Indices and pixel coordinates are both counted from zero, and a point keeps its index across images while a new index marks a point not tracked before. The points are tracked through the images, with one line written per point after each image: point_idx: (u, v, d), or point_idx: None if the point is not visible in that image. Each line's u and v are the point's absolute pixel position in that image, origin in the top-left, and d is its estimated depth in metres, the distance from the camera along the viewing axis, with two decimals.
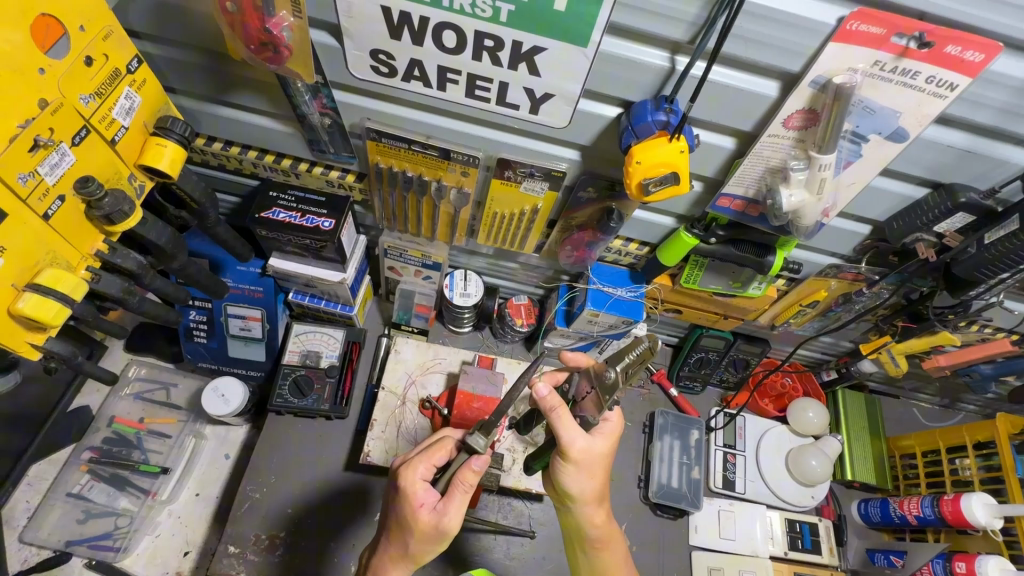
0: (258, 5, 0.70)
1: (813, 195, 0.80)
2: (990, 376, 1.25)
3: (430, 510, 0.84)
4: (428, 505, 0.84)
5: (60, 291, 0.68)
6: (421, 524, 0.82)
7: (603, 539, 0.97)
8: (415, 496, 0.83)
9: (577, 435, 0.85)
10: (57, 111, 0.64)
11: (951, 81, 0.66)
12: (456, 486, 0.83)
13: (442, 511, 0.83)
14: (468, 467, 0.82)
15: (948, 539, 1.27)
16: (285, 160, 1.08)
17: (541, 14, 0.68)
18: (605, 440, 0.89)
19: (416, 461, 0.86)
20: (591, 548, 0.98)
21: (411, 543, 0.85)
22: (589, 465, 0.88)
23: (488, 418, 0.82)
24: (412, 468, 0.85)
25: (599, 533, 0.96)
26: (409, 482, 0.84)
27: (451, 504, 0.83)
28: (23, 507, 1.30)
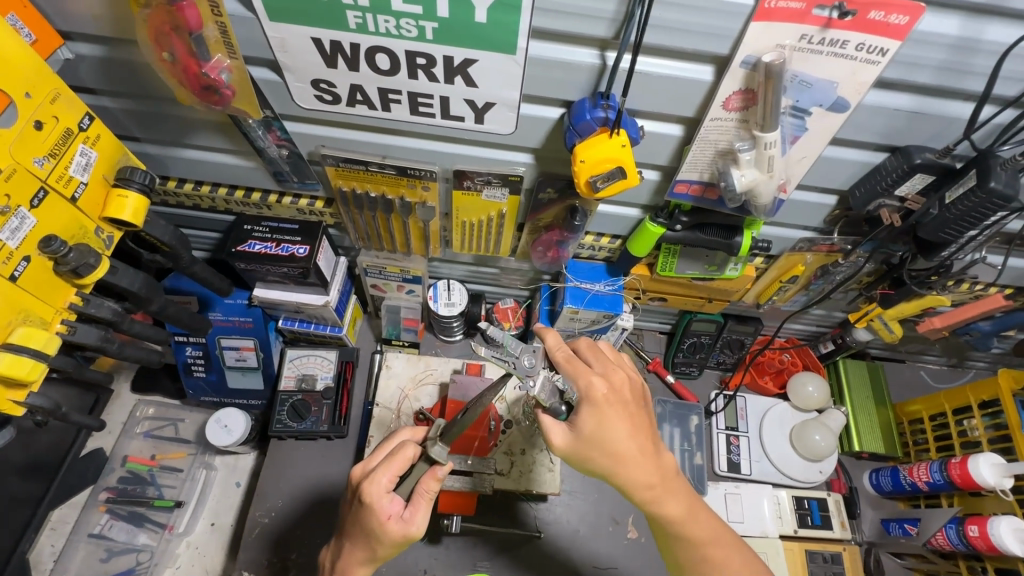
0: (193, 52, 0.73)
1: (760, 181, 0.80)
2: (990, 333, 1.22)
3: (398, 520, 0.86)
4: (395, 515, 0.86)
5: (33, 347, 0.71)
6: (390, 534, 0.85)
7: (660, 502, 0.87)
8: (381, 509, 0.85)
9: (556, 429, 0.85)
10: (11, 177, 0.67)
11: (882, 46, 0.65)
12: (420, 495, 0.87)
13: (409, 519, 0.85)
14: (432, 476, 0.87)
15: (962, 502, 1.24)
16: (254, 194, 1.11)
17: (463, 28, 0.69)
18: (586, 417, 0.83)
19: (378, 474, 0.86)
20: (670, 535, 0.90)
21: (379, 549, 0.87)
22: (585, 450, 0.83)
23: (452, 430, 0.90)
24: (375, 481, 0.86)
25: (653, 500, 0.87)
26: (374, 495, 0.85)
27: (417, 512, 0.86)
28: (49, 551, 1.35)
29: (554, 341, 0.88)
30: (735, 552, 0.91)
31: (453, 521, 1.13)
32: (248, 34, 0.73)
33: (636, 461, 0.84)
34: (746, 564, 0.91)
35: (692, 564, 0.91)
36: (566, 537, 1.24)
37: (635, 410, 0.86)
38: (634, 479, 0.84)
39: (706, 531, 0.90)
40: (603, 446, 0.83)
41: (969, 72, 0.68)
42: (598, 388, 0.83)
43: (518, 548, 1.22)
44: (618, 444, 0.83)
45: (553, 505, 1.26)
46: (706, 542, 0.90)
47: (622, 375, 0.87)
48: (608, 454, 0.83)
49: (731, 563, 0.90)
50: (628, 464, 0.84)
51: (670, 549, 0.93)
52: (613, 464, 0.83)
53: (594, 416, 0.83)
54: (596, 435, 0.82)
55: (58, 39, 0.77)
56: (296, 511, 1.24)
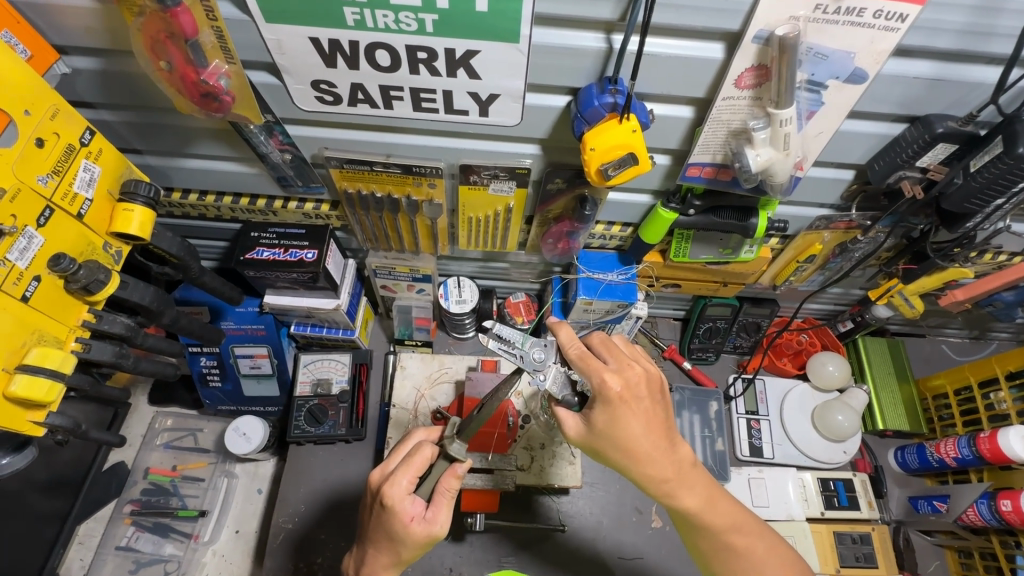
0: (190, 58, 0.72)
1: (779, 155, 0.77)
2: (1015, 303, 1.18)
3: (421, 521, 0.85)
4: (418, 516, 0.86)
5: (49, 368, 0.71)
6: (414, 536, 0.84)
7: (676, 495, 0.86)
8: (403, 511, 0.84)
9: (570, 420, 0.86)
10: (15, 197, 0.66)
11: (902, 12, 0.62)
12: (441, 495, 0.86)
13: (431, 519, 0.85)
14: (452, 474, 0.86)
15: (992, 476, 1.23)
16: (259, 200, 1.10)
17: (464, 19, 0.67)
18: (598, 413, 0.82)
19: (398, 476, 0.86)
20: (692, 526, 0.89)
21: (404, 552, 0.87)
22: (597, 443, 0.83)
23: (468, 427, 0.89)
24: (396, 484, 0.85)
25: (667, 492, 0.86)
26: (396, 498, 0.85)
27: (439, 512, 0.86)
28: (78, 565, 1.36)
29: (567, 335, 0.84)
30: (758, 540, 0.89)
31: (477, 519, 1.13)
32: (244, 37, 0.72)
33: (650, 455, 0.82)
34: (768, 551, 0.89)
35: (714, 552, 0.90)
36: (590, 529, 1.23)
37: (651, 405, 0.83)
38: (648, 472, 0.84)
39: (727, 518, 0.89)
40: (615, 442, 0.82)
41: (994, 35, 0.65)
42: (612, 389, 0.80)
43: (542, 541, 1.21)
44: (631, 441, 0.81)
45: (575, 498, 1.26)
46: (727, 530, 0.88)
47: (639, 370, 0.82)
48: (621, 449, 0.82)
49: (753, 549, 0.89)
50: (642, 459, 0.83)
51: (692, 538, 0.92)
52: (625, 460, 0.83)
53: (607, 413, 0.81)
54: (607, 431, 0.82)
55: (53, 53, 0.75)
56: (318, 517, 1.24)
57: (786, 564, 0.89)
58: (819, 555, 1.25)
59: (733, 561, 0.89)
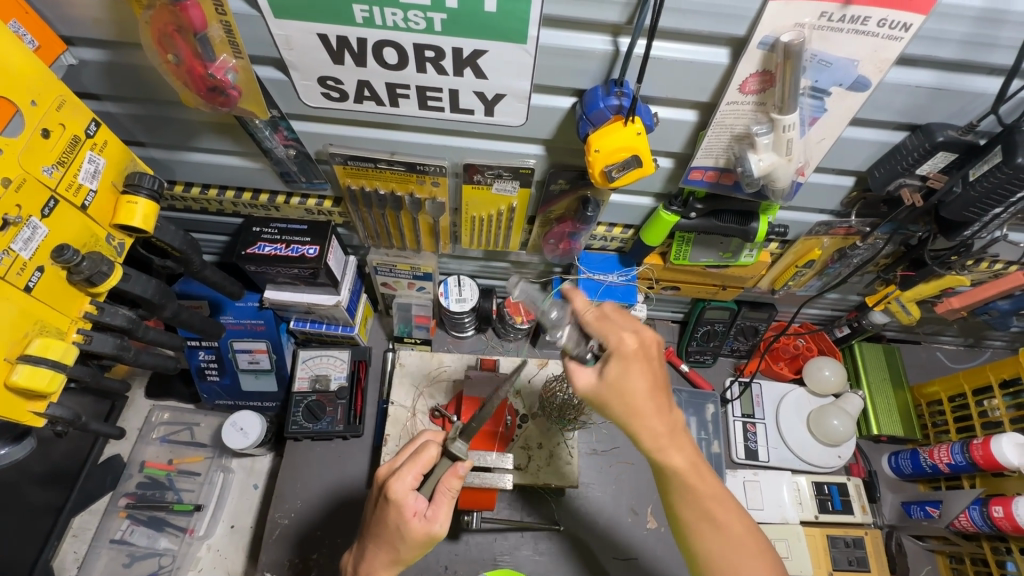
0: (198, 52, 0.72)
1: (780, 161, 0.78)
2: (1010, 312, 1.20)
3: (421, 517, 0.86)
4: (419, 513, 0.87)
5: (51, 358, 0.71)
6: (413, 533, 0.86)
7: (667, 452, 0.83)
8: (406, 506, 0.85)
9: (581, 373, 0.85)
10: (21, 187, 0.66)
11: (906, 21, 0.63)
12: (442, 494, 0.87)
13: (431, 518, 0.86)
14: (453, 474, 0.86)
15: (983, 483, 1.23)
16: (262, 196, 1.10)
17: (471, 18, 0.67)
18: (612, 367, 0.82)
19: (403, 471, 0.86)
20: (676, 493, 0.86)
21: (404, 550, 0.88)
22: (604, 397, 0.82)
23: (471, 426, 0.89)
24: (401, 478, 0.86)
25: (661, 448, 0.83)
26: (401, 493, 0.85)
27: (440, 511, 0.87)
28: (72, 557, 1.35)
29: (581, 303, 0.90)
30: (737, 518, 0.85)
31: (473, 516, 1.13)
32: (253, 32, 0.72)
33: (652, 412, 0.82)
34: (745, 535, 0.85)
35: (691, 520, 0.86)
36: (586, 529, 1.24)
37: (659, 366, 0.84)
38: (646, 429, 0.82)
39: (710, 489, 0.85)
40: (626, 394, 0.81)
41: (996, 46, 0.66)
42: (632, 345, 0.82)
43: (538, 541, 1.21)
44: (638, 395, 0.81)
45: (572, 498, 1.26)
46: (707, 499, 0.85)
47: (649, 333, 0.86)
48: (627, 403, 0.81)
49: (728, 525, 0.85)
50: (644, 413, 0.82)
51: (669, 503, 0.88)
52: (630, 417, 0.82)
53: (620, 367, 0.81)
54: (619, 384, 0.81)
55: (60, 44, 0.75)
56: (316, 512, 1.24)
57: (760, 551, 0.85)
58: (813, 558, 1.26)
59: (705, 534, 0.86)
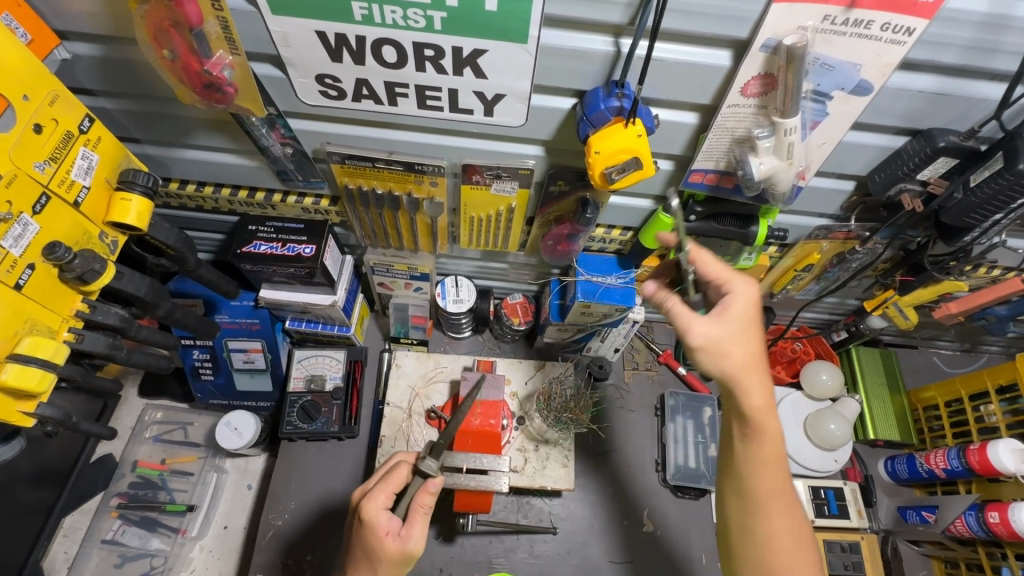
0: (194, 48, 0.71)
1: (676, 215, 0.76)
2: (1007, 318, 1.19)
3: (395, 537, 0.85)
4: (393, 532, 0.85)
5: (41, 358, 0.70)
6: (388, 552, 0.84)
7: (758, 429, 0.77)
8: (379, 526, 0.84)
9: (696, 323, 0.77)
10: (11, 183, 0.65)
11: (909, 26, 0.62)
12: (416, 511, 0.86)
13: (406, 536, 0.85)
14: (425, 491, 0.86)
15: (980, 489, 1.23)
16: (258, 194, 1.09)
17: (471, 16, 0.66)
18: (736, 311, 0.77)
19: (375, 491, 0.87)
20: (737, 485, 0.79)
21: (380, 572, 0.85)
22: (719, 341, 0.75)
23: (438, 442, 0.89)
24: (372, 499, 0.87)
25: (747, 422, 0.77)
26: (372, 513, 0.85)
27: (414, 528, 0.85)
28: (62, 557, 1.34)
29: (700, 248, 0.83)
30: (793, 519, 0.77)
31: (468, 519, 1.13)
32: (250, 28, 0.71)
33: (756, 376, 0.76)
34: (800, 546, 0.76)
35: (737, 504, 0.79)
36: (582, 532, 1.23)
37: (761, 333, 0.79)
38: (748, 389, 0.75)
39: (777, 485, 0.77)
40: (738, 343, 0.76)
41: (998, 51, 0.66)
42: (747, 291, 0.78)
43: (533, 544, 1.21)
44: (750, 348, 0.76)
45: (568, 500, 1.26)
46: (768, 505, 0.77)
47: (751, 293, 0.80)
48: (734, 361, 0.75)
49: (780, 520, 0.77)
50: (751, 380, 0.75)
51: (725, 479, 0.82)
52: (733, 367, 0.75)
53: (743, 316, 0.77)
54: (733, 331, 0.76)
55: (54, 38, 0.74)
56: (309, 515, 1.23)
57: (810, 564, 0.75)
58: None
59: (753, 519, 0.77)
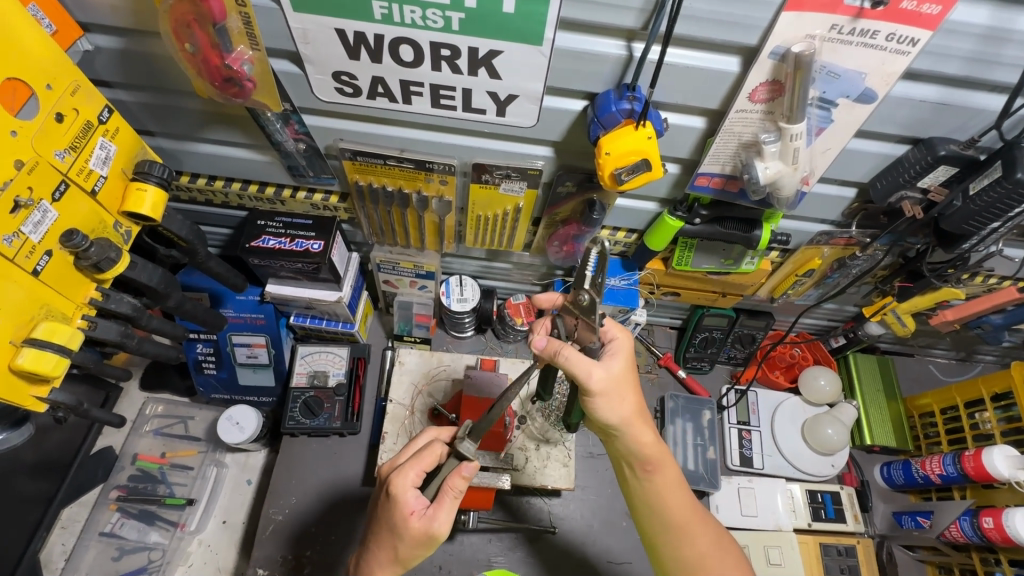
0: (215, 43, 0.73)
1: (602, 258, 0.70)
2: (1002, 326, 1.21)
3: (420, 516, 0.86)
4: (418, 512, 0.87)
5: (57, 343, 0.70)
6: (412, 531, 0.85)
7: (659, 471, 0.89)
8: (405, 503, 0.86)
9: (597, 370, 0.79)
10: (33, 170, 0.66)
11: (913, 37, 0.64)
12: (445, 493, 0.86)
13: (431, 516, 0.86)
14: (457, 474, 0.85)
15: (974, 494, 1.25)
16: (268, 189, 1.10)
17: (489, 17, 0.68)
18: (623, 357, 0.83)
19: (406, 467, 0.88)
20: (650, 514, 0.91)
21: (402, 549, 0.87)
22: (615, 389, 0.81)
23: (479, 425, 0.87)
24: (403, 475, 0.88)
25: (652, 468, 0.88)
26: (400, 488, 0.87)
27: (440, 511, 0.86)
28: (59, 550, 1.33)
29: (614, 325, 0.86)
30: (709, 535, 0.91)
31: (469, 516, 1.14)
32: (271, 24, 0.73)
33: (642, 422, 0.86)
34: (722, 552, 0.91)
35: (665, 536, 0.91)
36: (580, 532, 1.24)
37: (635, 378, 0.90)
38: (638, 433, 0.86)
39: (685, 510, 0.90)
40: (627, 391, 0.83)
41: (998, 63, 0.68)
42: (626, 337, 0.84)
43: (532, 543, 1.21)
44: (636, 394, 0.85)
45: (566, 501, 1.26)
46: (681, 520, 0.90)
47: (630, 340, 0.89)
48: (623, 404, 0.83)
49: (701, 540, 0.90)
50: (638, 423, 0.85)
51: (644, 518, 0.93)
52: (627, 414, 0.83)
53: (627, 362, 0.84)
54: (626, 376, 0.82)
55: (77, 30, 0.76)
56: (308, 511, 1.24)
57: (731, 563, 0.90)
58: (805, 565, 1.27)
59: (682, 547, 0.90)
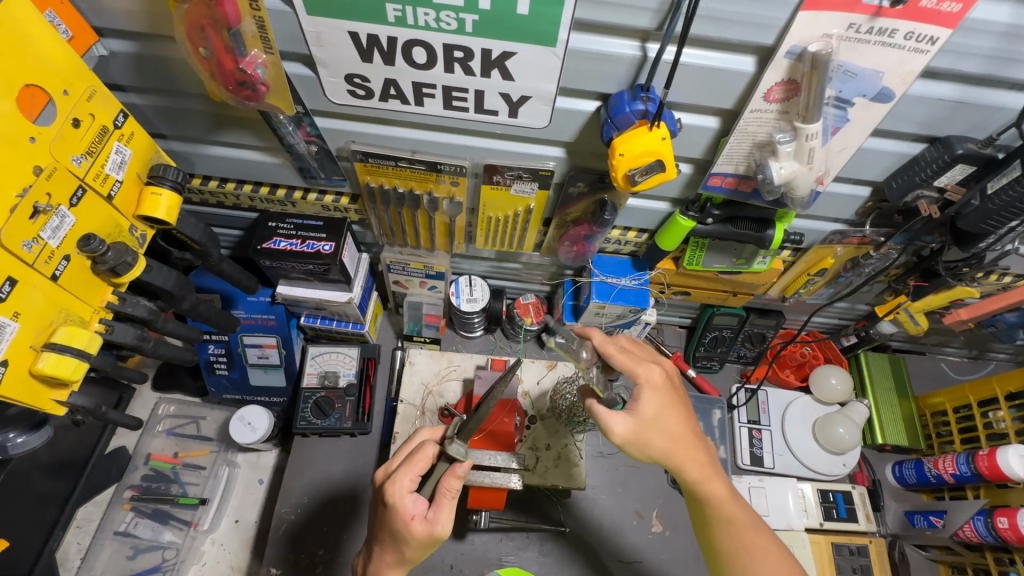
0: (229, 47, 0.72)
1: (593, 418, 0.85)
2: (1017, 325, 1.21)
3: (422, 520, 0.87)
4: (419, 516, 0.87)
5: (76, 347, 0.71)
6: (416, 535, 0.86)
7: (711, 482, 0.87)
8: (405, 510, 0.86)
9: (615, 419, 0.85)
10: (51, 175, 0.66)
11: (932, 35, 0.64)
12: (443, 495, 0.87)
13: (433, 519, 0.86)
14: (452, 475, 0.86)
15: (988, 494, 1.24)
16: (279, 190, 1.10)
17: (504, 19, 0.68)
18: (647, 400, 0.85)
19: (399, 475, 0.88)
20: (714, 526, 0.88)
21: (408, 551, 0.88)
22: (645, 435, 0.84)
23: (466, 425, 0.88)
24: (397, 482, 0.88)
25: (703, 480, 0.86)
26: (397, 496, 0.87)
27: (441, 512, 0.87)
28: (75, 548, 1.35)
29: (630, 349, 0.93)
30: (774, 546, 0.85)
31: (481, 516, 1.15)
32: (285, 27, 0.73)
33: (685, 446, 0.86)
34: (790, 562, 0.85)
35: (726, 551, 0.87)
36: (592, 531, 1.24)
37: (685, 397, 0.90)
38: (682, 458, 0.86)
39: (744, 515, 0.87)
40: (661, 429, 0.85)
41: (1018, 61, 0.67)
42: (656, 377, 0.87)
43: (543, 543, 1.22)
44: (676, 427, 0.86)
45: (577, 499, 1.27)
46: (745, 528, 0.86)
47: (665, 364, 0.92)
48: (664, 437, 0.85)
49: (767, 553, 0.85)
50: (682, 446, 0.86)
51: (709, 532, 0.89)
52: (667, 442, 0.85)
53: (656, 400, 0.86)
54: (658, 418, 0.84)
55: (91, 35, 0.76)
56: (320, 508, 1.24)
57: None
58: (816, 564, 1.26)
59: (754, 562, 0.85)
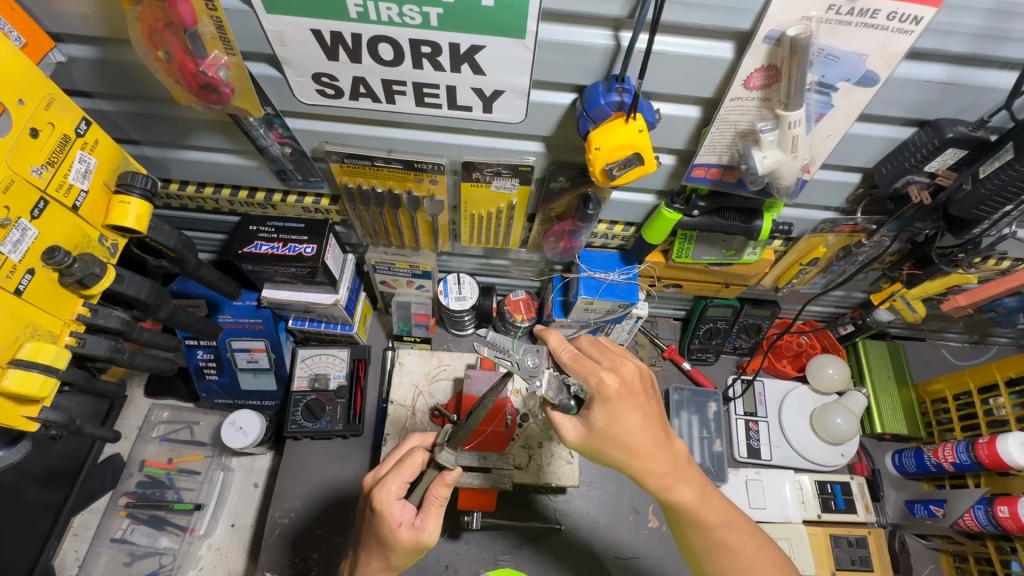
0: (188, 49, 0.70)
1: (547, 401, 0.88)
2: (1016, 309, 1.18)
3: (409, 527, 0.85)
4: (407, 523, 0.85)
5: (42, 363, 0.71)
6: (402, 542, 0.84)
7: (673, 489, 0.85)
8: (392, 516, 0.84)
9: (567, 424, 0.83)
10: (9, 188, 0.65)
11: (915, 14, 0.61)
12: (431, 503, 0.86)
13: (420, 527, 0.85)
14: (440, 482, 0.85)
15: (989, 483, 1.21)
16: (258, 193, 1.09)
17: (470, 13, 0.65)
18: (599, 413, 0.81)
19: (388, 481, 0.86)
20: (686, 528, 0.88)
21: (394, 558, 0.87)
22: (599, 445, 0.82)
23: (457, 436, 0.85)
24: (385, 489, 0.86)
25: (665, 487, 0.85)
26: (385, 503, 0.85)
27: (428, 520, 0.85)
28: (73, 556, 1.35)
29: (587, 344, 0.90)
30: (750, 539, 0.87)
31: (473, 517, 1.13)
32: (244, 27, 0.70)
33: (647, 452, 0.83)
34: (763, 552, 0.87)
35: (706, 550, 0.88)
36: (587, 527, 1.23)
37: (646, 400, 0.84)
38: (646, 465, 0.83)
39: (720, 516, 0.87)
40: (615, 439, 0.81)
41: (1007, 39, 0.64)
42: (613, 384, 0.80)
43: (536, 542, 1.21)
44: (632, 437, 0.81)
45: (572, 497, 1.25)
46: (718, 527, 0.87)
47: (631, 366, 0.84)
48: (622, 446, 0.82)
49: (745, 546, 0.87)
50: (642, 454, 0.82)
51: (686, 538, 0.90)
52: (626, 450, 0.82)
53: (606, 412, 0.80)
54: (610, 430, 0.81)
55: (48, 41, 0.74)
56: (312, 512, 1.23)
57: (779, 564, 0.87)
58: (815, 557, 1.25)
59: (727, 560, 0.87)
